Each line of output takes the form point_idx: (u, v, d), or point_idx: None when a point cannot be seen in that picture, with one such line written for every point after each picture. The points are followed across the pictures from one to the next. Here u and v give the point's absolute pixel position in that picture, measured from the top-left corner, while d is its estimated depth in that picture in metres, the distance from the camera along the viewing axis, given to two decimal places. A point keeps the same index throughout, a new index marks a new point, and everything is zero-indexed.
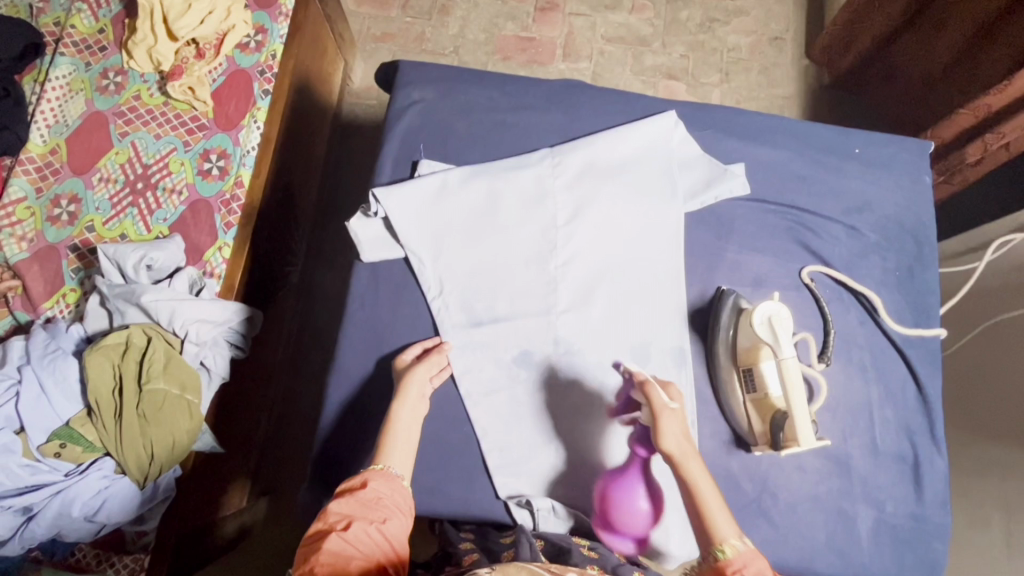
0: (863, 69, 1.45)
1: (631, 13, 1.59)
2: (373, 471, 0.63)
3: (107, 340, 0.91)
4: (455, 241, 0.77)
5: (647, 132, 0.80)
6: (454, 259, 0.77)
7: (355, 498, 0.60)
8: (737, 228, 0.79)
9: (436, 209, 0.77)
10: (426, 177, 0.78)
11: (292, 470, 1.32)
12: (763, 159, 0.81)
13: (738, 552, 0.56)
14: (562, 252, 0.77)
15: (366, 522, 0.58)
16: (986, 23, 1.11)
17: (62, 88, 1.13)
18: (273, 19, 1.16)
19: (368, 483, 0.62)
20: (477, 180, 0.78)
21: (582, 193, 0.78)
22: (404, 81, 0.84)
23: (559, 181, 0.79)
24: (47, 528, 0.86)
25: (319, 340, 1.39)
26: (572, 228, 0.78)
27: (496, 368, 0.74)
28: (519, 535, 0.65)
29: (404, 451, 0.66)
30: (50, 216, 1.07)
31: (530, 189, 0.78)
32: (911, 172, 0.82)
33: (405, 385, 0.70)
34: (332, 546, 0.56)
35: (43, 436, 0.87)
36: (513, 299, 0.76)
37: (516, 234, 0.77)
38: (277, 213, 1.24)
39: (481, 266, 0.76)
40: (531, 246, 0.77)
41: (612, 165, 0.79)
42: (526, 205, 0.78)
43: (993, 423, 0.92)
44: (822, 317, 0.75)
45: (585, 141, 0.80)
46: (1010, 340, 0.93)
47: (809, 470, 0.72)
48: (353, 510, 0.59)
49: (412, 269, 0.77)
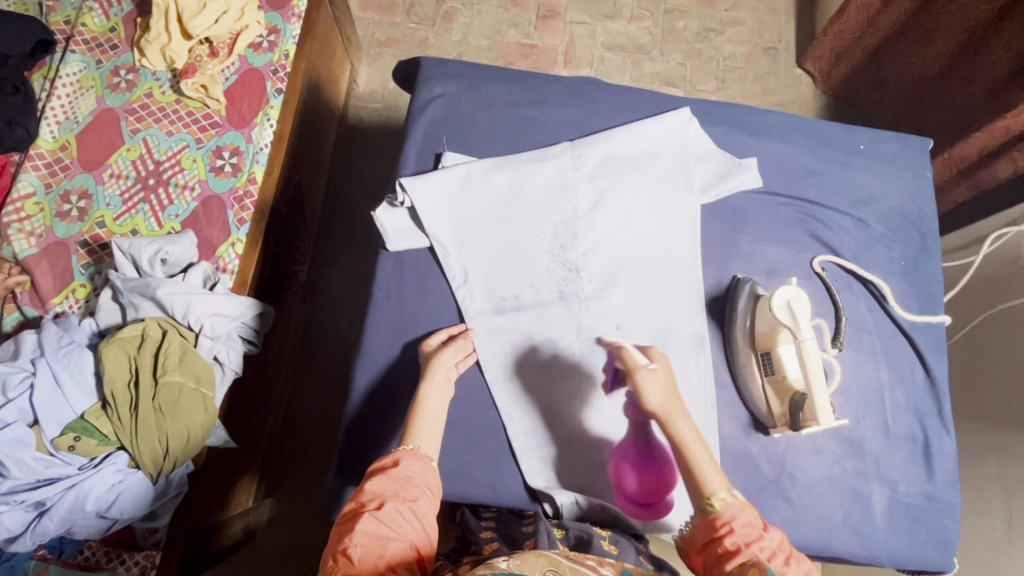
0: (856, 77, 1.51)
1: (630, 22, 1.64)
2: (404, 452, 0.64)
3: (122, 332, 0.91)
4: (478, 230, 0.79)
5: (663, 127, 0.83)
6: (477, 247, 0.78)
7: (387, 477, 0.61)
8: (750, 219, 0.82)
9: (460, 199, 0.79)
10: (450, 168, 0.80)
11: (298, 471, 1.31)
12: (773, 154, 0.84)
13: (726, 505, 0.60)
14: (582, 241, 0.79)
15: (399, 502, 0.59)
16: (980, 30, 1.16)
17: (73, 85, 1.13)
18: (286, 20, 1.18)
19: (400, 463, 0.63)
20: (500, 172, 0.80)
21: (600, 184, 0.81)
22: (426, 77, 0.86)
23: (579, 172, 0.81)
24: (59, 524, 0.84)
25: (326, 339, 1.39)
26: (592, 217, 0.80)
27: (520, 354, 0.76)
28: (539, 524, 0.69)
29: (433, 434, 0.67)
30: (60, 211, 1.06)
31: (551, 180, 0.81)
32: (913, 167, 0.86)
33: (433, 368, 0.71)
34: (366, 526, 0.57)
35: (57, 429, 0.87)
36: (536, 287, 0.78)
37: (537, 223, 0.79)
38: (287, 211, 1.25)
39: (504, 254, 0.78)
40: (552, 235, 0.79)
41: (630, 159, 0.82)
42: (548, 196, 0.80)
43: (992, 411, 0.96)
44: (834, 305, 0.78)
45: (603, 136, 0.82)
46: (1006, 330, 0.97)
47: (824, 452, 0.74)
48: (386, 489, 0.60)
49: (436, 258, 0.78)
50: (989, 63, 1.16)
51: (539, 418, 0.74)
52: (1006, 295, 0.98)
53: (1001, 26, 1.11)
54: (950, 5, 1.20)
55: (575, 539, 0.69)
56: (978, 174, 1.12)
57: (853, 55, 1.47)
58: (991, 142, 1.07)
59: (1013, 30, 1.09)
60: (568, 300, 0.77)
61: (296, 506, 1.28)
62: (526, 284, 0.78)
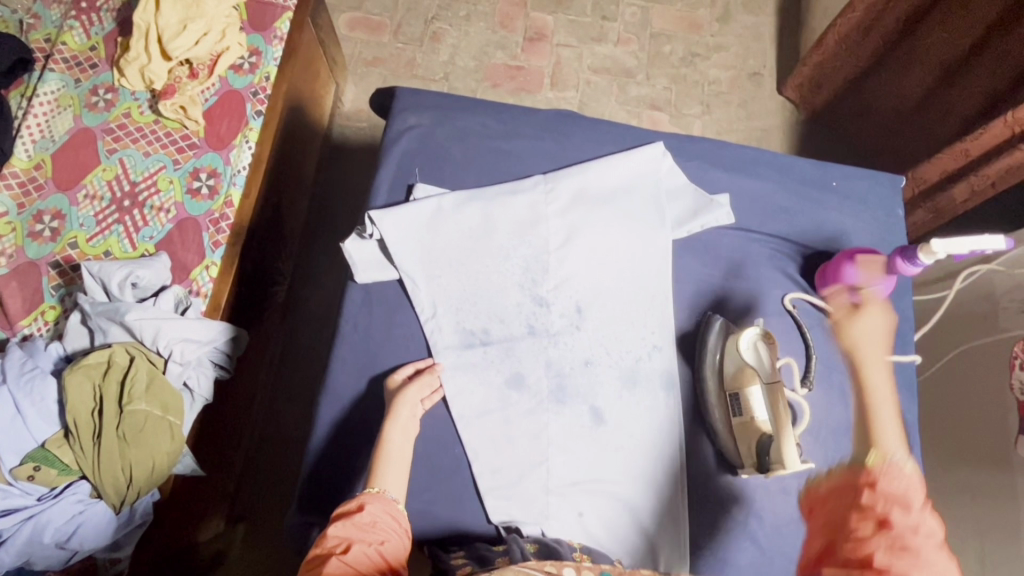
0: (837, 106, 1.52)
1: (616, 46, 1.65)
2: (369, 495, 0.62)
3: (87, 359, 0.89)
4: (449, 264, 0.78)
5: (636, 162, 0.83)
6: (447, 281, 0.78)
7: (351, 521, 0.59)
8: (722, 255, 0.82)
9: (432, 232, 0.79)
10: (421, 200, 0.80)
11: (271, 496, 1.28)
12: (746, 190, 0.85)
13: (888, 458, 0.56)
14: (553, 276, 0.79)
15: (366, 544, 0.58)
16: (951, 65, 1.19)
17: (50, 104, 1.12)
18: (267, 42, 1.19)
19: (365, 507, 0.61)
20: (472, 205, 0.80)
21: (573, 218, 0.81)
22: (400, 107, 0.86)
23: (551, 206, 0.81)
24: (15, 556, 0.82)
25: (303, 361, 1.37)
26: (563, 252, 0.80)
27: (488, 390, 0.75)
28: (512, 542, 0.67)
29: (397, 474, 0.66)
30: (32, 232, 1.05)
31: (525, 214, 0.80)
32: (885, 205, 0.86)
33: (397, 405, 0.70)
34: (333, 570, 0.54)
35: (15, 458, 0.85)
36: (505, 321, 0.77)
37: (508, 257, 0.79)
38: (266, 232, 1.24)
39: (474, 288, 0.78)
40: (524, 270, 0.79)
41: (603, 193, 0.82)
42: (521, 229, 0.80)
43: (967, 448, 0.95)
44: (804, 344, 0.78)
45: (576, 169, 0.82)
46: (981, 367, 0.96)
47: (793, 493, 0.74)
48: (350, 533, 0.59)
49: (405, 291, 0.78)
50: (960, 98, 1.18)
51: (510, 458, 0.73)
52: (981, 330, 0.98)
53: (974, 62, 1.13)
54: (927, 38, 1.21)
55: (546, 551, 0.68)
56: (938, 198, 1.16)
57: (832, 81, 1.48)
58: (952, 164, 1.11)
59: (986, 65, 1.11)
60: (537, 335, 0.77)
61: (268, 533, 1.26)
62: (495, 318, 0.77)
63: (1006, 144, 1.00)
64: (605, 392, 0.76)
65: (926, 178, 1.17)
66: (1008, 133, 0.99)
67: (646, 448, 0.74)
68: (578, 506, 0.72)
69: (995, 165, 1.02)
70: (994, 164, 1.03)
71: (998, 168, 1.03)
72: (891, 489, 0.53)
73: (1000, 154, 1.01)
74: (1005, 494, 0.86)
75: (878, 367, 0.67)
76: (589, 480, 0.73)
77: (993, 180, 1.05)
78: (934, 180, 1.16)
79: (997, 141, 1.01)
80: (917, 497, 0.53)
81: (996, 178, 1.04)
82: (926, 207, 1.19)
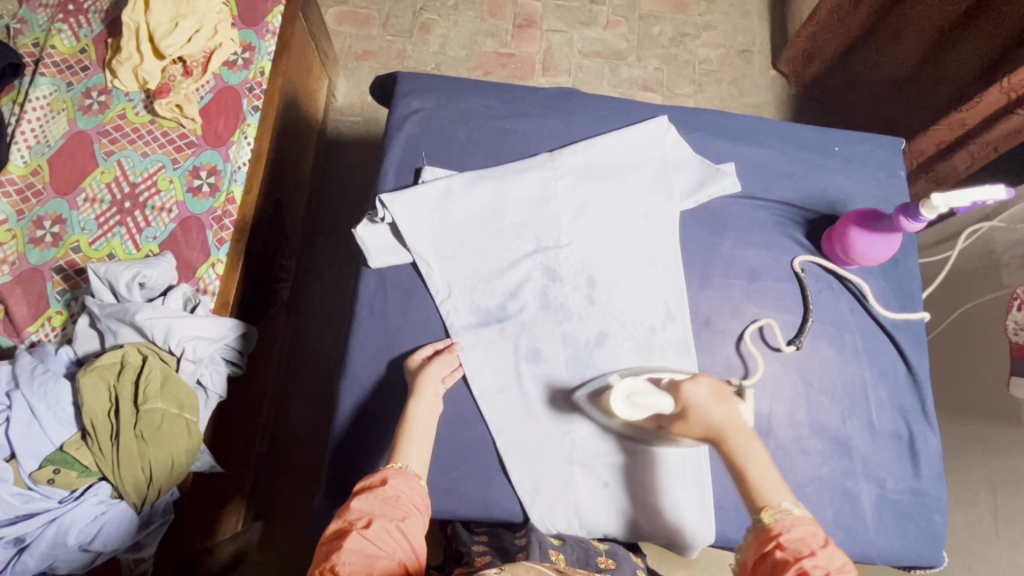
0: (827, 79, 1.53)
1: (606, 29, 1.65)
2: (391, 470, 0.63)
3: (101, 360, 0.89)
4: (459, 246, 0.79)
5: (641, 135, 0.84)
6: (459, 262, 0.79)
7: (373, 495, 0.60)
8: (731, 223, 0.83)
9: (441, 213, 0.80)
10: (431, 184, 0.80)
11: (287, 493, 1.28)
12: (749, 158, 0.86)
13: (779, 518, 0.59)
14: (564, 250, 0.80)
15: (386, 520, 0.58)
16: (945, 30, 1.20)
17: (43, 109, 1.11)
18: (261, 37, 1.18)
19: (388, 481, 0.62)
20: (481, 185, 0.81)
21: (581, 194, 0.81)
22: (403, 92, 0.87)
23: (560, 183, 0.82)
24: (40, 560, 0.82)
25: (312, 357, 1.37)
26: (575, 226, 0.80)
27: (506, 365, 0.76)
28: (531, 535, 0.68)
29: (421, 452, 0.67)
30: (33, 238, 1.04)
31: (534, 190, 0.81)
32: (887, 167, 0.88)
33: (422, 385, 0.71)
34: (353, 544, 0.55)
35: (35, 462, 0.85)
36: (519, 296, 0.78)
37: (519, 235, 0.80)
38: (268, 228, 1.23)
39: (487, 266, 0.79)
40: (534, 245, 0.80)
41: (609, 167, 0.83)
42: (531, 206, 0.81)
43: (975, 406, 0.97)
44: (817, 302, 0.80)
45: (584, 144, 0.83)
46: (987, 321, 0.98)
47: (812, 453, 0.75)
48: (372, 508, 0.59)
49: (419, 273, 0.79)
50: (958, 61, 1.21)
51: (536, 430, 0.74)
52: (984, 288, 0.99)
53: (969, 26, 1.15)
54: (919, 7, 1.22)
55: (573, 557, 0.68)
56: (939, 167, 1.18)
57: (823, 53, 1.48)
58: (949, 135, 1.14)
59: (982, 28, 1.13)
60: (551, 309, 0.78)
61: (286, 530, 1.26)
62: (509, 295, 0.78)
63: (1003, 110, 1.03)
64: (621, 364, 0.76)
65: (923, 151, 1.20)
66: (1005, 100, 1.01)
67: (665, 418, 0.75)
68: (602, 475, 0.73)
69: (995, 131, 1.04)
70: (991, 130, 1.05)
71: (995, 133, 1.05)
72: (795, 537, 0.57)
73: (998, 120, 1.03)
74: (1014, 446, 0.87)
75: (735, 428, 0.65)
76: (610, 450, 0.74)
77: (994, 145, 1.07)
78: (931, 151, 1.18)
79: (993, 108, 1.04)
80: (821, 540, 0.57)
81: (995, 143, 1.07)
82: (927, 176, 1.22)
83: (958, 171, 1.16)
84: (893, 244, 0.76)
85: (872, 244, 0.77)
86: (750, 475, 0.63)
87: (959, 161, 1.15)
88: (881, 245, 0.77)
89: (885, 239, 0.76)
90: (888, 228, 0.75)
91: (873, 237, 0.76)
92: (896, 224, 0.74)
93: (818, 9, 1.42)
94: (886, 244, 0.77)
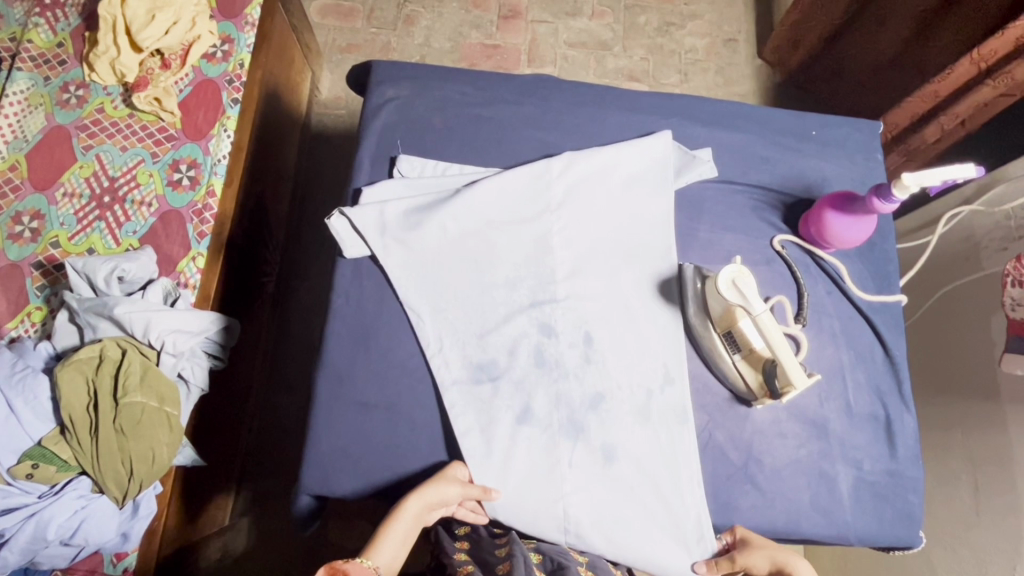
0: (812, 66, 1.52)
1: (591, 19, 1.65)
2: (348, 565, 0.62)
3: (79, 355, 0.89)
4: (432, 243, 0.80)
5: (642, 163, 0.84)
6: (429, 261, 0.80)
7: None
8: (707, 209, 0.84)
9: (412, 214, 0.80)
10: (423, 231, 0.79)
11: (276, 487, 1.28)
12: (727, 142, 0.86)
13: None
14: (560, 305, 0.79)
15: None
16: (926, 17, 1.19)
17: (20, 104, 1.10)
18: (239, 29, 1.16)
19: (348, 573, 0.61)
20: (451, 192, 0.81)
21: (577, 246, 0.81)
22: (379, 81, 0.87)
23: (556, 236, 0.81)
24: (20, 554, 0.82)
25: (298, 350, 1.37)
26: (570, 282, 0.80)
27: (474, 364, 0.77)
28: (514, 547, 0.69)
29: (392, 548, 0.67)
30: (11, 233, 1.03)
31: (510, 195, 0.82)
32: (865, 150, 0.88)
33: (426, 484, 0.70)
34: None
35: (13, 457, 0.84)
36: (490, 300, 0.79)
37: (491, 241, 0.80)
38: (251, 221, 1.23)
39: (458, 266, 0.80)
40: (527, 295, 0.79)
41: (589, 165, 0.83)
42: (511, 219, 0.81)
43: (956, 389, 0.97)
44: (795, 283, 0.80)
45: (582, 190, 0.82)
46: (966, 304, 0.98)
47: (789, 436, 0.76)
48: None
49: (385, 273, 0.79)
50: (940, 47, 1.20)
51: (531, 493, 0.74)
52: (964, 270, 1.00)
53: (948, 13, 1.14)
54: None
55: (552, 563, 0.71)
56: (909, 141, 1.21)
57: (807, 41, 1.48)
58: (921, 108, 1.16)
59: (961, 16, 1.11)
60: (546, 366, 0.77)
61: (273, 525, 1.26)
62: (504, 351, 0.78)
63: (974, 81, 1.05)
64: (618, 430, 0.76)
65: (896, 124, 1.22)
66: (975, 71, 1.04)
67: (659, 485, 0.74)
68: (595, 544, 0.73)
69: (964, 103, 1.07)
70: (961, 102, 1.08)
71: (965, 106, 1.08)
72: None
73: (969, 91, 1.06)
74: (994, 427, 0.88)
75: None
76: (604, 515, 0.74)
77: (962, 118, 1.10)
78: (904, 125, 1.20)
79: (964, 79, 1.06)
80: None
81: (964, 115, 1.10)
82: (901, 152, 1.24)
83: (928, 144, 1.19)
84: (868, 227, 0.77)
85: (849, 229, 0.77)
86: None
87: (929, 135, 1.18)
88: (856, 228, 0.77)
89: (861, 222, 0.76)
90: (864, 212, 0.75)
91: (848, 221, 0.76)
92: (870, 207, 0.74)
93: None
94: (861, 228, 0.77)
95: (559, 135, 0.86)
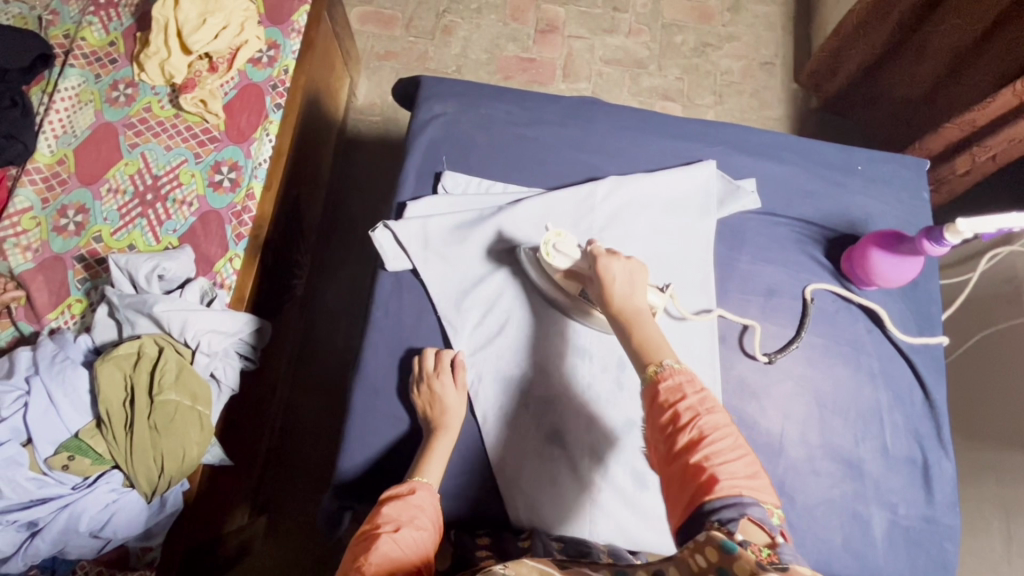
0: (850, 93, 1.50)
1: (628, 36, 1.65)
2: (419, 483, 0.66)
3: (118, 350, 0.91)
4: (474, 267, 0.81)
5: (688, 183, 0.85)
6: (471, 284, 0.80)
7: (402, 504, 0.63)
8: (749, 239, 0.84)
9: (458, 240, 0.81)
10: (465, 245, 0.81)
11: (293, 489, 1.29)
12: (770, 174, 0.87)
13: (668, 368, 0.62)
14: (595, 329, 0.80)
15: (413, 529, 0.60)
16: (962, 51, 1.19)
17: (72, 99, 1.13)
18: (285, 35, 1.19)
19: (416, 492, 0.65)
20: (499, 219, 0.81)
21: None
22: (426, 96, 0.89)
23: None
24: (52, 544, 0.83)
25: (323, 353, 1.38)
26: None
27: (511, 389, 0.77)
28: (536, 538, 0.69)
29: (439, 464, 0.70)
30: (57, 226, 1.05)
31: (556, 222, 0.83)
32: (910, 188, 0.89)
33: (442, 398, 0.73)
34: (383, 546, 0.57)
35: (50, 448, 0.86)
36: (532, 326, 0.80)
37: (536, 268, 0.81)
38: (287, 224, 1.25)
39: (499, 291, 0.81)
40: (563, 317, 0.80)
41: (637, 197, 0.84)
42: None
43: (991, 434, 0.95)
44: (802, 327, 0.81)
45: (623, 211, 0.84)
46: (1004, 348, 0.98)
47: (824, 473, 0.75)
48: (401, 516, 0.61)
49: (427, 293, 0.80)
50: (978, 80, 1.19)
51: (563, 511, 0.74)
52: (1006, 313, 0.98)
53: (986, 46, 1.14)
54: (945, 23, 1.18)
55: (575, 551, 0.68)
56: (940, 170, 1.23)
57: (846, 68, 1.44)
58: (957, 134, 1.17)
59: (997, 53, 1.11)
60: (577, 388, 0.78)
61: (290, 525, 1.27)
62: (539, 369, 0.78)
63: (1014, 112, 1.05)
64: (647, 457, 0.76)
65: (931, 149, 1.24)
66: (1016, 102, 1.03)
67: None
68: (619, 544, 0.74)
69: (999, 136, 1.07)
70: (995, 136, 1.09)
71: (998, 140, 1.08)
72: (683, 386, 0.60)
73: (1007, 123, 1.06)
74: None
75: (634, 301, 0.69)
76: (634, 543, 0.74)
77: (994, 153, 1.12)
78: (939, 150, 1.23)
79: (1004, 110, 1.06)
80: (697, 386, 0.61)
81: (997, 150, 1.11)
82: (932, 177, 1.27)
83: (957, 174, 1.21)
84: (912, 268, 0.78)
85: (894, 268, 0.78)
86: (636, 337, 0.66)
87: (959, 165, 1.19)
88: (900, 267, 0.78)
89: (906, 262, 0.77)
90: (912, 251, 0.76)
91: (893, 259, 0.77)
92: (919, 248, 0.74)
93: (843, 20, 1.37)
94: (905, 269, 0.78)
95: (602, 159, 0.87)
